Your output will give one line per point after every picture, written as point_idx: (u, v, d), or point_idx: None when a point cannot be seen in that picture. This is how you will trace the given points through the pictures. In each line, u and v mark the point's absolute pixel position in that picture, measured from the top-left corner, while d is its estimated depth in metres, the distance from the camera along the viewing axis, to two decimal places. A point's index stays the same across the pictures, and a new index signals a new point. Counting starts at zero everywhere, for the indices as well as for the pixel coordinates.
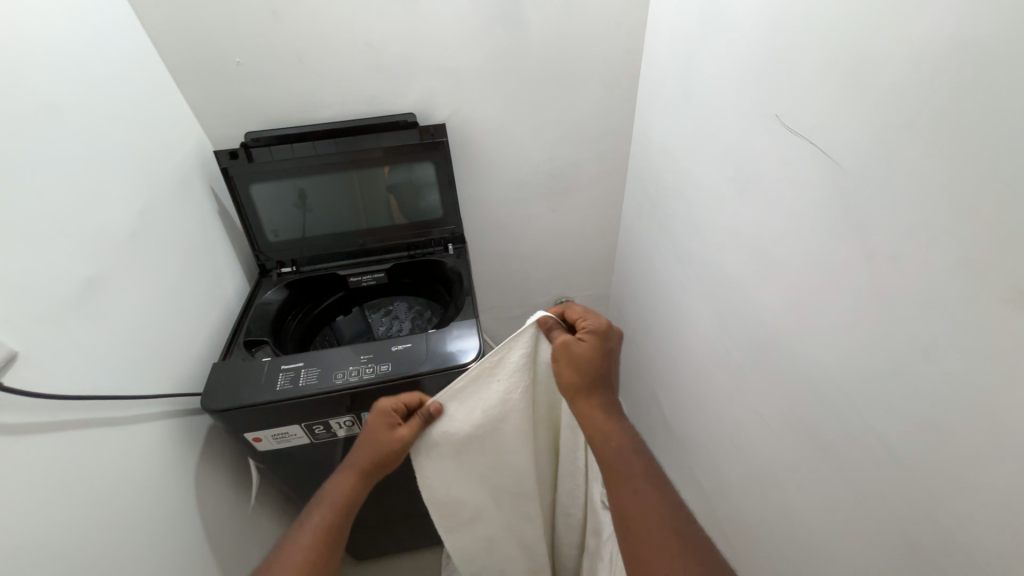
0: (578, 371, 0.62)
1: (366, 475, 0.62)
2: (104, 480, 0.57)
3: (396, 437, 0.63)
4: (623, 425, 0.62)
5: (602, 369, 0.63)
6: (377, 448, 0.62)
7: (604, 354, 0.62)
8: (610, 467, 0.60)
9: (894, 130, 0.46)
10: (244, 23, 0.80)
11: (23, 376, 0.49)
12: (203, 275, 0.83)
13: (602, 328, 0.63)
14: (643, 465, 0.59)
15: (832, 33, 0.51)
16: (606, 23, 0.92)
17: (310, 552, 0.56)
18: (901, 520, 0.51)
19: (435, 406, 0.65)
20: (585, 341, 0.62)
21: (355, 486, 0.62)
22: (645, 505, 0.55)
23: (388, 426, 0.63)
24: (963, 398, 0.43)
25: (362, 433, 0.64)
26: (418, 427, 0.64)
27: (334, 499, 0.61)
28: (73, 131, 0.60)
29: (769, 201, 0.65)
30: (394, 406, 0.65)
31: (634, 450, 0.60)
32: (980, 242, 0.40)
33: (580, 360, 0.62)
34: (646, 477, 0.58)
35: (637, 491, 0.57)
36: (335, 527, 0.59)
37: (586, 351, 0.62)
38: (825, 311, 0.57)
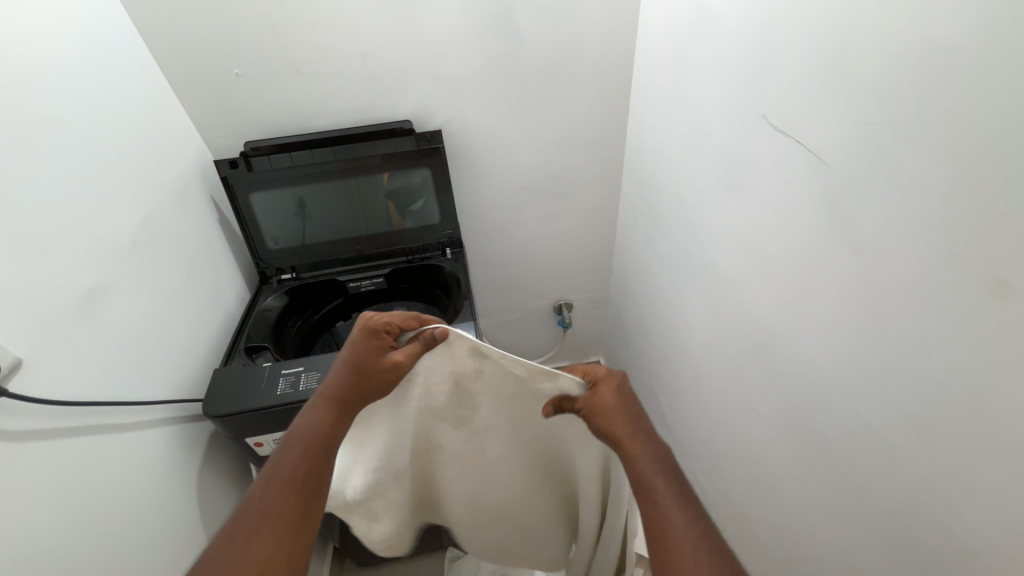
0: (615, 425, 0.54)
1: (348, 403, 0.57)
2: (105, 485, 0.58)
3: (387, 362, 0.58)
4: (655, 451, 0.51)
5: (633, 415, 0.54)
6: (373, 374, 0.57)
7: (623, 396, 0.55)
8: (638, 490, 0.50)
9: (879, 130, 0.46)
10: (243, 35, 0.82)
11: (27, 382, 0.51)
12: (202, 282, 0.84)
13: (609, 374, 0.56)
14: (670, 481, 0.49)
15: (819, 36, 0.51)
16: (600, 27, 0.92)
17: (284, 498, 0.49)
18: (899, 519, 0.51)
19: (440, 330, 0.59)
20: (600, 393, 0.55)
21: (335, 419, 0.56)
22: (667, 519, 0.46)
23: (379, 349, 0.58)
24: (955, 396, 0.43)
25: (345, 356, 0.58)
26: (415, 353, 0.59)
27: (311, 433, 0.54)
28: (74, 144, 0.62)
29: (760, 202, 0.65)
30: (385, 323, 0.59)
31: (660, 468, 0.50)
32: (969, 239, 0.40)
33: (607, 411, 0.54)
34: (672, 494, 0.47)
35: (658, 506, 0.47)
36: (322, 462, 0.53)
37: (607, 397, 0.55)
38: (816, 311, 0.57)
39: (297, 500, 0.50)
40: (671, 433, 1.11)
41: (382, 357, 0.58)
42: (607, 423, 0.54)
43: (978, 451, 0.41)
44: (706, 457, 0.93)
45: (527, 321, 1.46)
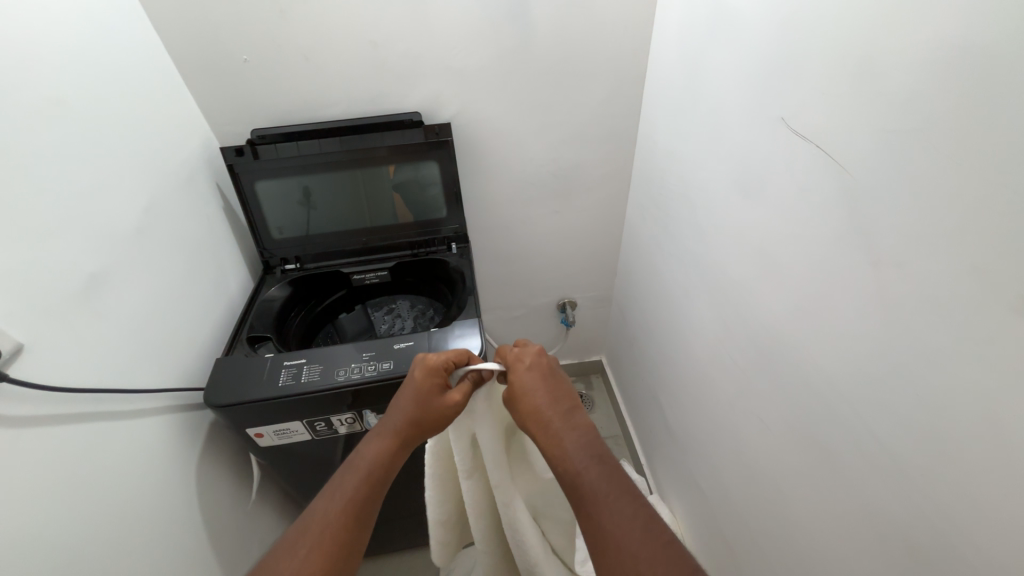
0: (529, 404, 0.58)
1: (405, 439, 0.58)
2: (105, 472, 0.58)
3: (447, 399, 0.58)
4: (576, 439, 0.54)
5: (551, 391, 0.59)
6: (428, 411, 0.58)
7: (535, 375, 0.60)
8: (575, 491, 0.52)
9: (901, 135, 0.45)
10: (251, 21, 0.81)
11: (29, 368, 0.50)
12: (207, 271, 0.84)
13: (528, 354, 0.61)
14: (599, 475, 0.50)
15: (844, 36, 0.49)
16: (615, 22, 0.90)
17: (341, 512, 0.51)
18: (902, 528, 0.50)
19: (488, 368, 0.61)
20: (520, 375, 0.60)
21: (393, 453, 0.57)
22: (600, 522, 0.48)
23: (438, 387, 0.59)
24: (968, 413, 0.42)
25: (408, 393, 0.59)
26: (467, 390, 0.60)
27: (370, 464, 0.56)
28: (80, 126, 0.61)
29: (775, 205, 0.64)
30: (442, 362, 0.61)
31: (587, 458, 0.52)
32: (990, 252, 0.39)
33: (528, 391, 0.59)
34: (601, 497, 0.49)
35: (592, 510, 0.49)
36: (371, 493, 0.54)
37: (523, 379, 0.59)
38: (828, 319, 0.56)
39: (350, 519, 0.52)
40: (672, 435, 1.11)
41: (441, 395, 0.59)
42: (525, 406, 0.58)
43: (987, 468, 0.41)
44: (708, 460, 0.93)
45: (531, 319, 1.45)
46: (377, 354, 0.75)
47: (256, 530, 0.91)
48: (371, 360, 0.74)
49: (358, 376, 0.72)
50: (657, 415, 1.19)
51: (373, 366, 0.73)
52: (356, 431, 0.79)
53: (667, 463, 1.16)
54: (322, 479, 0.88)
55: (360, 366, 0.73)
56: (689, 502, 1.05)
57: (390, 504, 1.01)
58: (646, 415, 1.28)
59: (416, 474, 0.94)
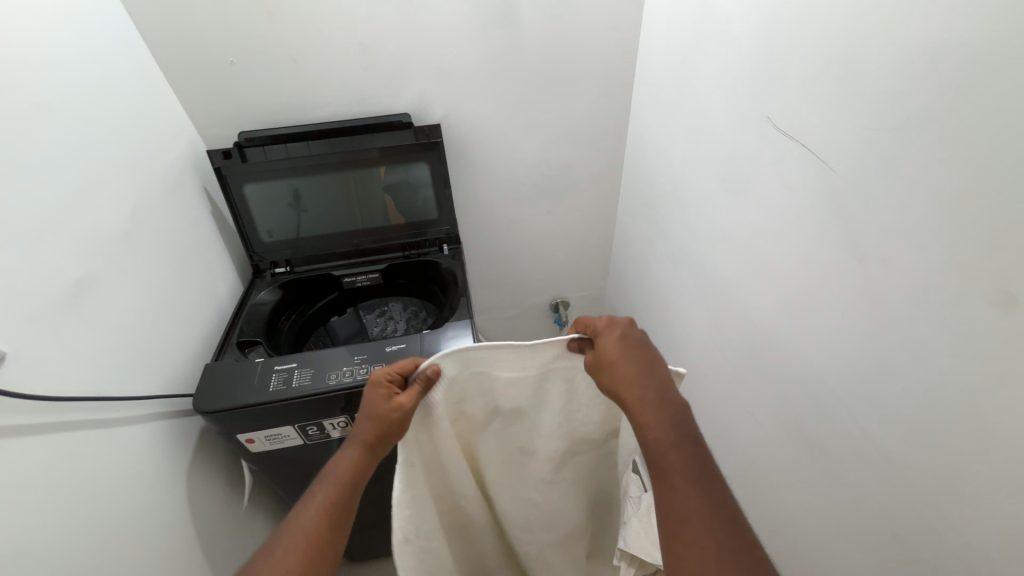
0: (620, 379, 0.51)
1: (368, 447, 0.54)
2: (93, 481, 0.57)
3: (392, 406, 0.54)
4: (670, 420, 0.49)
5: (647, 365, 0.52)
6: (377, 420, 0.54)
7: (629, 346, 0.53)
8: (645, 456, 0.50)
9: (885, 134, 0.45)
10: (238, 23, 0.80)
11: (13, 376, 0.49)
12: (195, 275, 0.83)
13: (622, 324, 0.54)
14: (683, 457, 0.48)
15: (828, 36, 0.50)
16: (603, 23, 0.91)
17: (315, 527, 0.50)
18: (890, 519, 0.51)
19: (432, 368, 0.55)
20: (615, 347, 0.53)
21: (357, 463, 0.54)
22: (684, 503, 0.46)
23: (383, 395, 0.55)
24: (953, 406, 0.43)
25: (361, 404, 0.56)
26: (419, 392, 0.55)
27: (334, 479, 0.53)
28: (64, 130, 0.60)
29: (762, 203, 0.64)
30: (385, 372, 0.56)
31: (676, 436, 0.48)
32: (971, 246, 0.40)
33: (624, 363, 0.52)
34: (685, 474, 0.47)
35: (674, 490, 0.47)
36: (338, 508, 0.52)
37: (613, 352, 0.52)
38: (814, 315, 0.57)
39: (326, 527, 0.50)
40: None
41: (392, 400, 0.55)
42: (614, 378, 0.51)
43: (972, 460, 0.41)
44: None
45: (523, 319, 1.45)
46: (369, 357, 0.74)
47: (248, 536, 0.90)
48: (362, 363, 0.74)
49: (350, 379, 0.72)
50: None
51: (365, 369, 0.73)
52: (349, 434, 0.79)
53: None
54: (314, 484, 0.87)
55: (352, 369, 0.73)
56: None
57: (383, 508, 1.00)
58: None
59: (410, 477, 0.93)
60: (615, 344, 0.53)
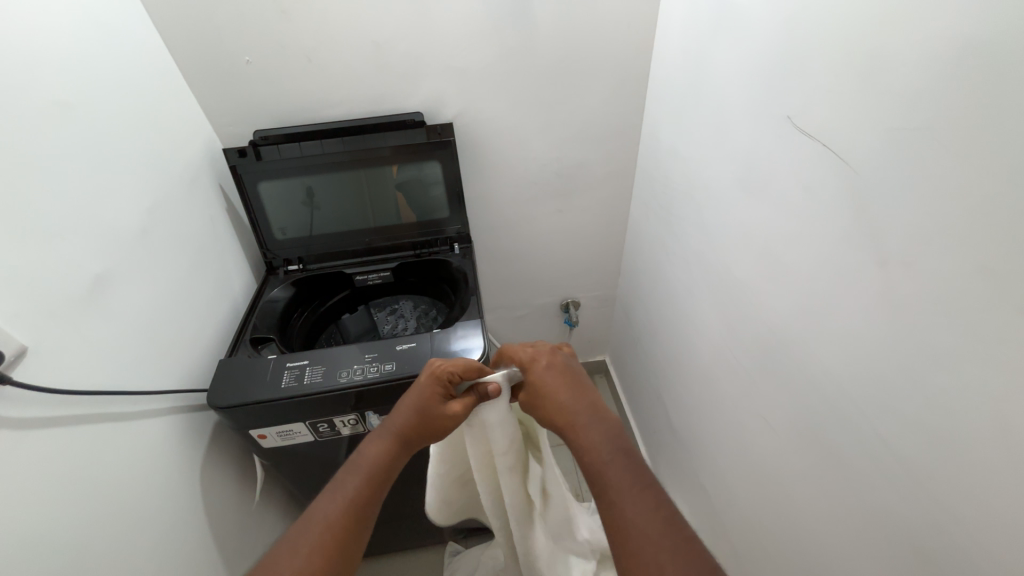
0: (555, 405, 0.58)
1: (407, 442, 0.59)
2: (109, 473, 0.59)
3: (447, 409, 0.59)
4: (601, 435, 0.54)
5: (575, 387, 0.59)
6: (429, 418, 0.59)
7: (556, 372, 0.60)
8: (585, 474, 0.53)
9: (909, 134, 0.44)
10: (253, 23, 0.81)
11: (33, 370, 0.51)
12: (211, 272, 0.85)
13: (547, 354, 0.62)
14: (621, 469, 0.51)
15: (850, 32, 0.49)
16: (617, 20, 0.90)
17: (343, 512, 0.52)
18: (908, 530, 0.49)
19: (493, 385, 0.59)
20: (545, 377, 0.60)
21: (393, 455, 0.58)
22: (622, 513, 0.47)
23: (439, 396, 0.60)
24: (976, 416, 0.41)
25: (410, 400, 0.60)
26: (471, 402, 0.61)
27: (370, 465, 0.56)
28: (83, 129, 0.61)
29: (779, 204, 0.63)
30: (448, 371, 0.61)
31: (611, 451, 0.52)
32: (998, 250, 0.38)
33: (555, 390, 0.58)
34: (624, 486, 0.49)
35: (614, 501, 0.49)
36: (371, 494, 0.54)
37: (546, 382, 0.59)
38: (833, 320, 0.56)
39: (352, 514, 0.52)
40: (676, 435, 1.10)
41: (444, 403, 0.60)
42: (550, 405, 0.58)
43: (994, 472, 0.40)
44: (712, 460, 0.92)
45: (534, 318, 1.44)
46: (380, 356, 0.75)
47: (260, 529, 0.92)
48: (373, 361, 0.74)
49: (361, 378, 0.72)
50: (661, 415, 1.18)
51: (376, 367, 0.73)
52: (359, 432, 0.79)
53: (671, 463, 1.15)
54: (325, 479, 0.88)
55: (363, 368, 0.73)
56: (693, 503, 1.04)
57: (393, 505, 1.01)
58: (650, 416, 1.27)
59: (420, 475, 0.94)
60: (545, 374, 0.60)
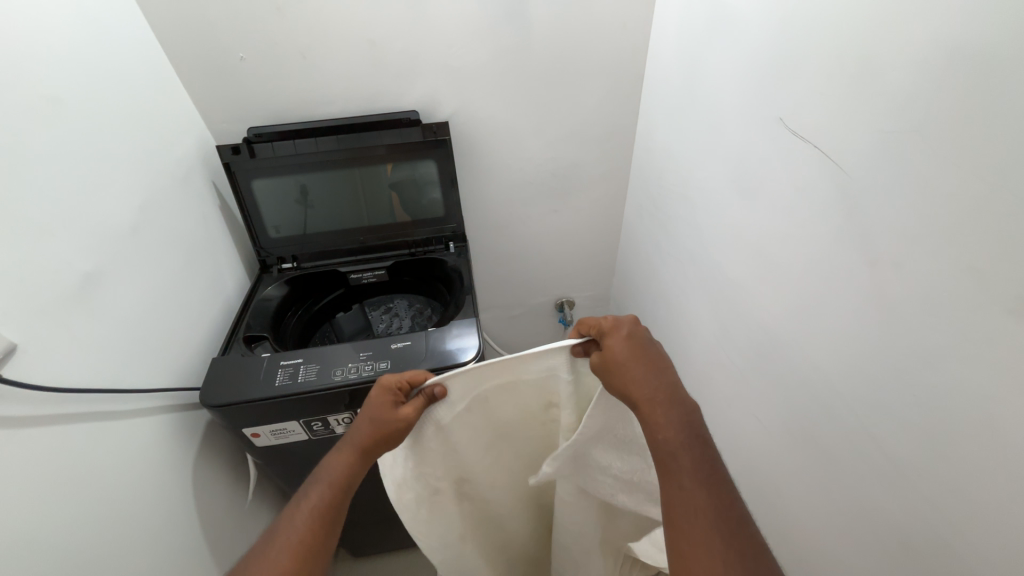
0: (628, 381, 0.51)
1: (363, 454, 0.55)
2: (100, 471, 0.58)
3: (396, 418, 0.55)
4: (677, 418, 0.50)
5: (652, 362, 0.52)
6: (378, 428, 0.54)
7: (632, 346, 0.53)
8: (653, 454, 0.50)
9: (898, 136, 0.45)
10: (248, 19, 0.80)
11: (23, 367, 0.50)
12: (203, 269, 0.84)
13: (623, 324, 0.54)
14: (695, 457, 0.48)
15: (842, 37, 0.49)
16: (613, 22, 0.90)
17: (304, 536, 0.50)
18: (896, 525, 0.50)
19: (440, 389, 0.56)
20: (617, 348, 0.52)
21: (349, 469, 0.54)
22: (691, 501, 0.46)
23: (388, 405, 0.56)
24: (963, 412, 0.42)
25: (361, 412, 0.56)
26: (421, 405, 0.56)
27: (326, 484, 0.53)
28: (74, 124, 0.60)
29: (771, 205, 0.64)
30: (395, 381, 0.57)
31: (687, 439, 0.49)
32: (984, 251, 0.39)
33: (629, 363, 0.51)
34: (696, 474, 0.47)
35: (684, 489, 0.47)
36: (327, 517, 0.51)
37: (619, 354, 0.52)
38: (823, 319, 0.57)
39: (314, 537, 0.50)
40: None
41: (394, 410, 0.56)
42: (623, 380, 0.51)
43: (981, 467, 0.41)
44: None
45: (528, 318, 1.45)
46: (374, 354, 0.75)
47: (252, 529, 0.91)
48: (368, 360, 0.74)
49: (355, 376, 0.72)
50: None
51: (370, 366, 0.73)
52: None
53: None
54: None
55: (357, 366, 0.73)
56: None
57: (387, 504, 1.01)
58: None
59: None
60: (618, 346, 0.52)
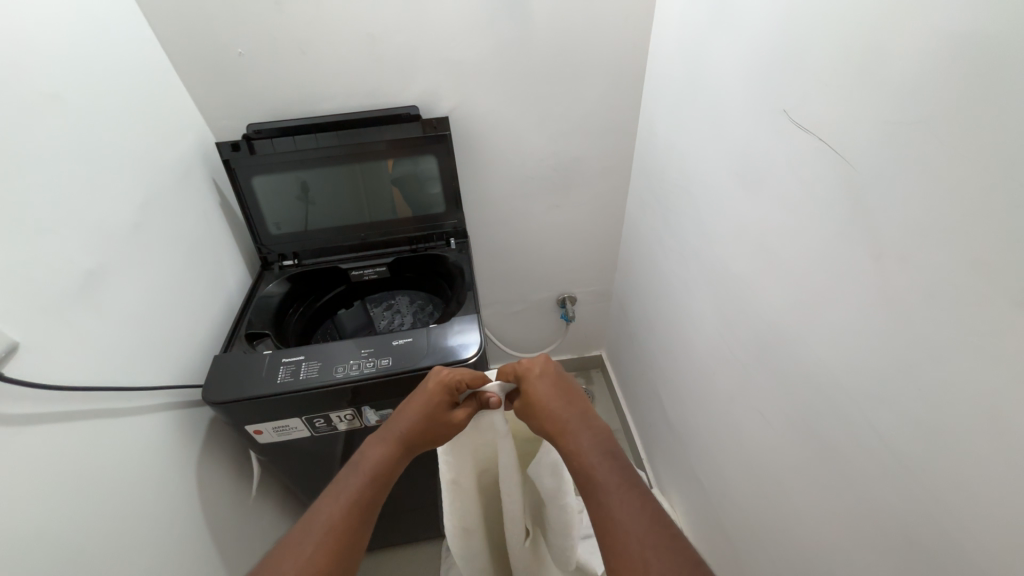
0: (551, 416, 0.57)
1: (409, 445, 0.59)
2: (104, 469, 0.58)
3: (451, 416, 0.61)
4: (593, 438, 0.54)
5: (566, 396, 0.60)
6: (431, 423, 0.59)
7: (547, 385, 0.60)
8: (578, 479, 0.52)
9: (905, 127, 0.44)
10: (245, 13, 0.79)
11: (25, 365, 0.50)
12: (205, 267, 0.84)
13: (537, 366, 0.62)
14: (616, 471, 0.50)
15: (848, 26, 0.48)
16: (615, 13, 0.89)
17: (349, 512, 0.51)
18: (903, 523, 0.50)
19: (494, 397, 0.62)
20: (535, 389, 0.60)
21: (394, 457, 0.57)
22: (611, 511, 0.47)
23: (444, 403, 0.61)
24: (969, 407, 0.42)
25: (413, 405, 0.60)
26: (472, 411, 0.62)
27: (371, 467, 0.55)
28: (74, 121, 0.60)
29: (775, 199, 0.63)
30: (454, 378, 0.62)
31: (601, 454, 0.52)
32: (993, 244, 0.38)
33: (546, 400, 0.58)
34: (616, 486, 0.48)
35: (604, 501, 0.48)
36: (371, 498, 0.53)
37: (538, 393, 0.59)
38: (828, 314, 0.56)
39: (354, 518, 0.51)
40: (672, 429, 1.11)
41: (448, 411, 0.61)
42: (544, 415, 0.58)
43: (987, 464, 0.41)
44: (708, 454, 0.93)
45: (531, 314, 1.44)
46: (376, 351, 0.74)
47: (257, 525, 0.92)
48: (369, 357, 0.74)
49: (357, 373, 0.72)
50: (657, 409, 1.19)
51: (372, 363, 0.73)
52: (356, 427, 0.79)
53: (667, 458, 1.16)
54: (322, 475, 0.88)
55: (359, 363, 0.73)
56: (689, 497, 1.06)
57: (391, 500, 1.01)
58: (646, 410, 1.28)
59: (418, 470, 0.94)
60: (536, 386, 0.60)
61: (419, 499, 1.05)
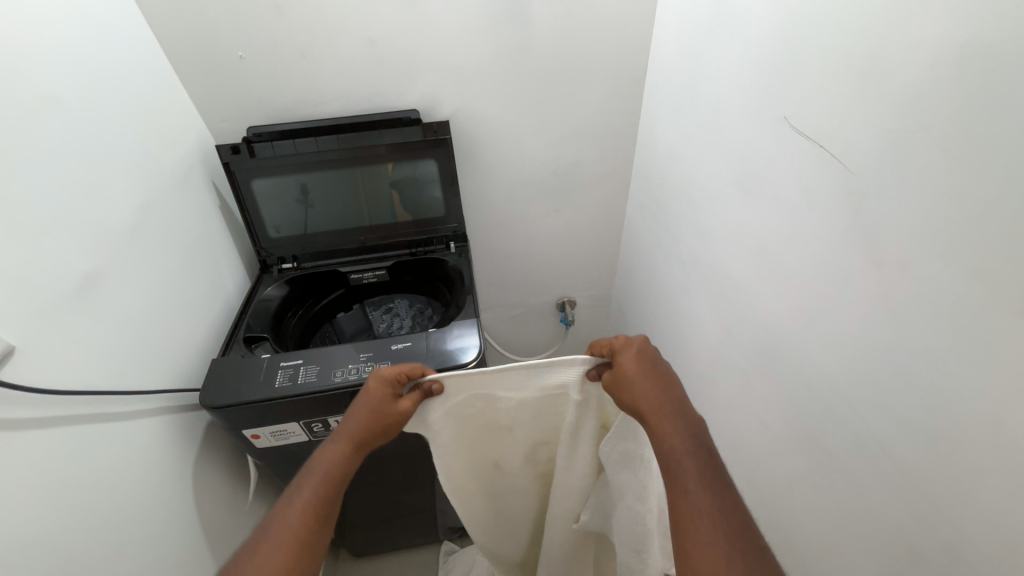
0: (639, 397, 0.53)
1: (362, 442, 0.56)
2: (100, 473, 0.58)
3: (397, 410, 0.57)
4: (685, 429, 0.51)
5: (661, 376, 0.54)
6: (378, 419, 0.56)
7: (644, 363, 0.54)
8: (661, 466, 0.50)
9: (905, 135, 0.44)
10: (246, 17, 0.80)
11: (21, 369, 0.50)
12: (203, 270, 0.84)
13: (634, 342, 0.56)
14: (700, 463, 0.48)
15: (848, 35, 0.49)
16: (615, 19, 0.89)
17: (306, 515, 0.50)
18: (902, 529, 0.50)
19: (436, 384, 0.59)
20: (625, 365, 0.54)
21: (347, 457, 0.55)
22: (694, 505, 0.46)
23: (389, 398, 0.58)
24: (970, 415, 0.41)
25: (358, 402, 0.57)
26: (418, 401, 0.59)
27: (326, 469, 0.54)
28: (73, 124, 0.60)
29: (775, 205, 0.63)
30: (395, 374, 0.58)
31: (691, 446, 0.49)
32: (992, 252, 0.38)
33: (639, 380, 0.53)
34: (699, 478, 0.47)
35: (687, 492, 0.47)
36: (327, 499, 0.52)
37: (631, 370, 0.54)
38: (829, 321, 0.56)
39: (312, 521, 0.50)
40: None
41: (394, 404, 0.58)
42: (632, 396, 0.53)
43: (988, 472, 0.40)
44: None
45: (530, 317, 1.44)
46: (375, 355, 0.74)
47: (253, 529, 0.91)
48: (368, 361, 0.73)
49: (355, 377, 0.71)
50: None
51: (370, 367, 0.72)
52: None
53: None
54: None
55: (357, 368, 0.72)
56: None
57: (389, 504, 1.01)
58: None
59: (416, 475, 0.93)
60: (626, 363, 0.54)
61: (417, 504, 1.04)
